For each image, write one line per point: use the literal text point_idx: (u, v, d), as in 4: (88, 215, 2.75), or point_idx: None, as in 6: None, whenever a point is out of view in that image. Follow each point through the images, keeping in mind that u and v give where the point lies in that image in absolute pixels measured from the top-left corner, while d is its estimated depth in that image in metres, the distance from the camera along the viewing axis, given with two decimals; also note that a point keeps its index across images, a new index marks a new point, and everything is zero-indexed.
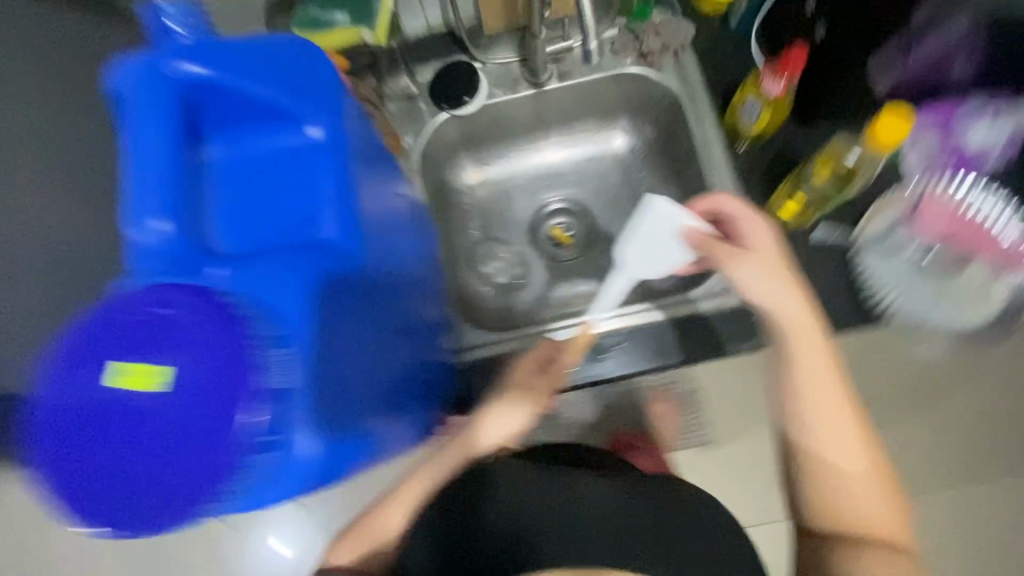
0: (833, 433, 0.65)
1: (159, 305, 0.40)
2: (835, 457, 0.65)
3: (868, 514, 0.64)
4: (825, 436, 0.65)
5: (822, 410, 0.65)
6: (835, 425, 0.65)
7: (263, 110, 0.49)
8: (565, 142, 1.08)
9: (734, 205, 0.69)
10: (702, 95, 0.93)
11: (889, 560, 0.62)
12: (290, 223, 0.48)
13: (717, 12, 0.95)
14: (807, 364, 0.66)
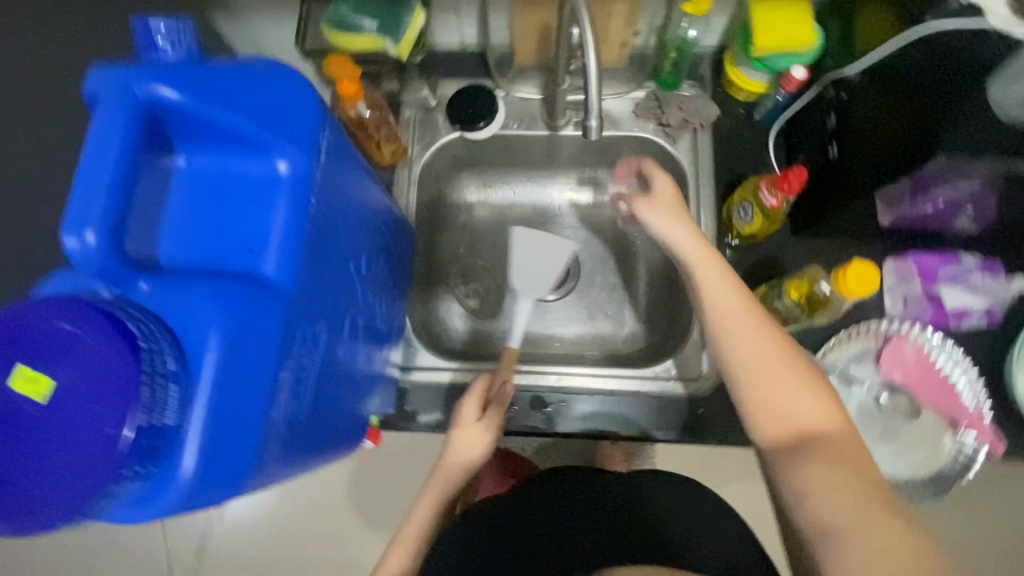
0: (757, 374, 0.62)
1: (79, 334, 0.36)
2: (771, 393, 0.62)
3: (836, 445, 0.59)
4: (762, 375, 0.62)
5: (745, 347, 0.63)
6: (763, 358, 0.63)
7: (234, 136, 0.44)
8: (568, 186, 1.08)
9: (651, 168, 0.78)
10: (709, 177, 0.92)
11: (842, 473, 0.56)
12: (237, 257, 0.44)
13: (750, 99, 0.93)
14: (725, 290, 0.67)
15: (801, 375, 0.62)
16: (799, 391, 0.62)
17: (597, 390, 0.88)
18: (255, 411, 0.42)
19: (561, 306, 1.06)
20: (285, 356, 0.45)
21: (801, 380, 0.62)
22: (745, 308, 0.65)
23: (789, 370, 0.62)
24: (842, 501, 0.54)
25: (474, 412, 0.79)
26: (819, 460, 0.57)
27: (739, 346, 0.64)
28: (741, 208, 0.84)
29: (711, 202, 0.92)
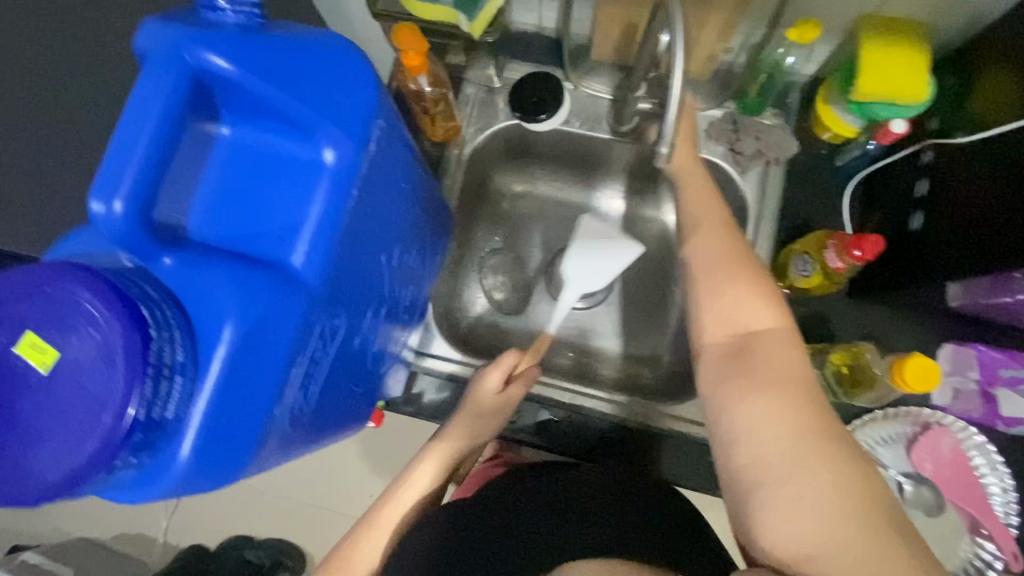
0: (710, 277, 0.63)
1: (89, 311, 0.33)
2: (713, 295, 0.63)
3: (782, 364, 0.57)
4: (715, 279, 0.63)
5: (711, 251, 0.65)
6: (717, 263, 0.64)
7: (282, 114, 0.41)
8: (617, 193, 1.03)
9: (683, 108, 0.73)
10: (771, 216, 0.86)
11: (786, 405, 0.55)
12: (268, 242, 0.42)
13: (835, 141, 0.85)
14: (721, 246, 0.65)
15: (753, 283, 0.62)
16: (741, 290, 0.62)
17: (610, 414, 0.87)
18: (261, 407, 0.40)
19: (588, 316, 1.03)
20: (300, 352, 0.43)
21: (750, 288, 0.62)
22: (716, 215, 0.67)
23: (743, 277, 0.62)
24: (780, 438, 0.53)
25: (498, 379, 0.77)
26: (761, 389, 0.56)
27: (703, 251, 0.65)
28: (801, 258, 0.78)
29: (769, 243, 0.85)
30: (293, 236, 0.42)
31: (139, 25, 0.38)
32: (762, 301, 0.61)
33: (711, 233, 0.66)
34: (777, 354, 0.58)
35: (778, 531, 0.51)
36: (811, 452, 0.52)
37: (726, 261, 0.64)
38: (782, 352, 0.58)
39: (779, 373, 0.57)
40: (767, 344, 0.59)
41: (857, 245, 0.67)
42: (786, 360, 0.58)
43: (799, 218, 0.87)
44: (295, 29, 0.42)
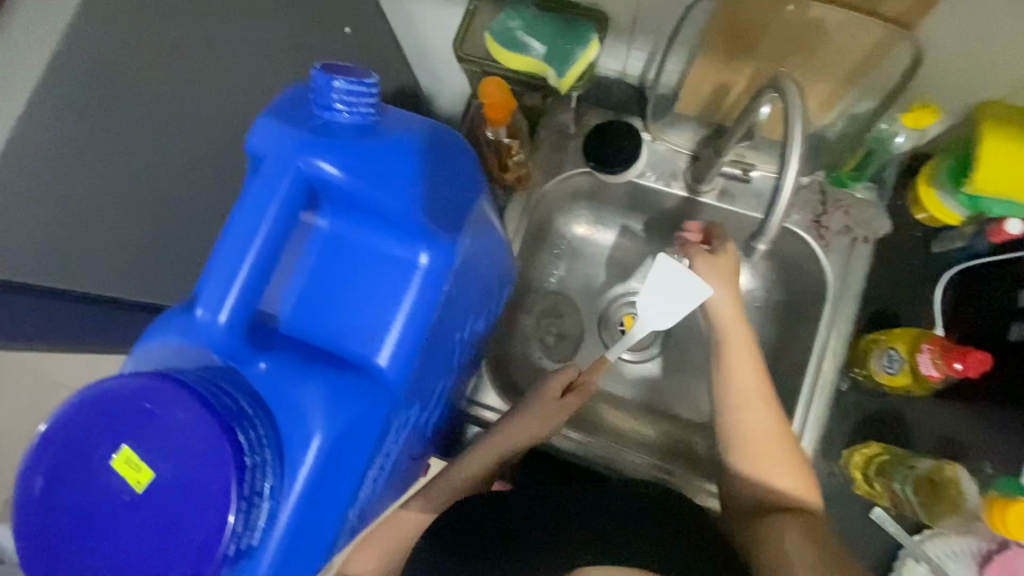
0: (750, 446, 0.71)
1: (189, 430, 0.32)
2: (752, 460, 0.70)
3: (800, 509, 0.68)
4: (759, 456, 0.70)
5: (749, 422, 0.71)
6: (759, 423, 0.71)
7: (383, 215, 0.40)
8: None
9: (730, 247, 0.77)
10: (854, 298, 0.80)
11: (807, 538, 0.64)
12: (356, 341, 0.41)
13: (932, 223, 0.81)
14: (752, 400, 0.72)
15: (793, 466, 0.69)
16: (780, 463, 0.69)
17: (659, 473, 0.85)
18: (336, 514, 0.39)
19: (640, 371, 0.98)
20: (376, 455, 0.42)
21: (788, 460, 0.69)
22: (764, 396, 0.72)
23: (786, 465, 0.69)
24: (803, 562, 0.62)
25: (559, 387, 0.78)
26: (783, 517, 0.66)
27: (750, 430, 0.71)
28: (886, 354, 0.73)
29: (849, 327, 0.80)
30: (380, 336, 0.41)
31: (253, 123, 0.38)
32: (796, 477, 0.69)
33: (759, 412, 0.71)
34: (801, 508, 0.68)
35: None
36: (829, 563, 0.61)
37: (769, 444, 0.70)
38: (808, 514, 0.67)
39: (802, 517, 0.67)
40: (797, 509, 0.67)
41: (961, 355, 0.65)
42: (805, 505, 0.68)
43: (884, 302, 0.81)
44: (402, 128, 0.41)
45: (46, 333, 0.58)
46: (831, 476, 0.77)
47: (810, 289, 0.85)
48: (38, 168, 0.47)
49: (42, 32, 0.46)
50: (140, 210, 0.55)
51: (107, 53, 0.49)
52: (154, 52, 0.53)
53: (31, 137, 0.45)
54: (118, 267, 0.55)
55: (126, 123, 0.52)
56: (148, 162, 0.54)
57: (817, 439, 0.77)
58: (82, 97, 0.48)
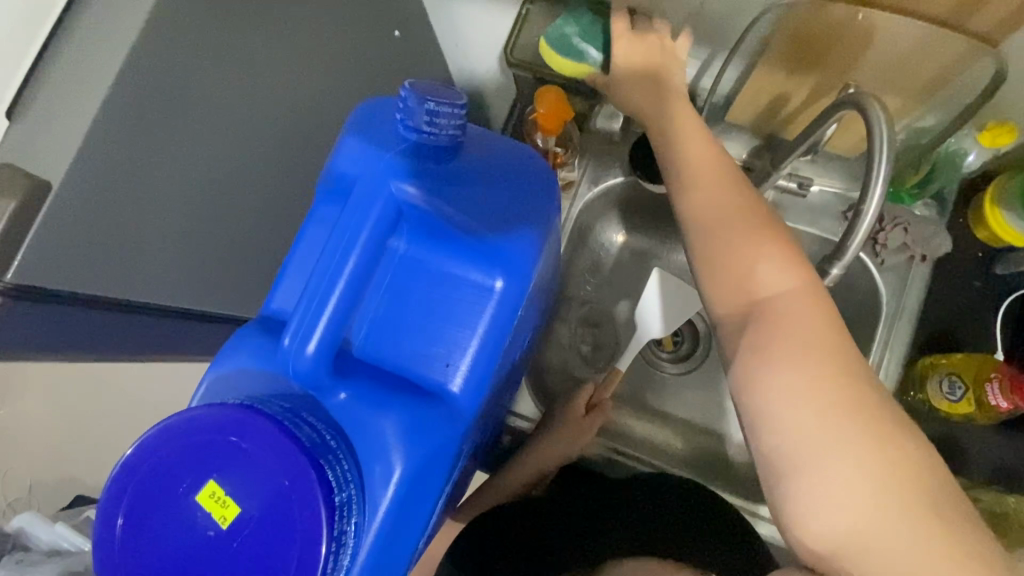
0: (709, 247, 0.56)
1: (277, 464, 0.32)
2: (722, 267, 0.55)
3: (803, 327, 0.48)
4: (724, 256, 0.54)
5: (705, 215, 0.58)
6: (709, 210, 0.58)
7: (463, 238, 0.39)
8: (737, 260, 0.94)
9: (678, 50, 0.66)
10: (910, 319, 0.78)
11: (816, 380, 0.45)
12: (431, 369, 0.39)
13: (994, 243, 0.78)
14: (702, 191, 0.59)
15: (781, 268, 0.52)
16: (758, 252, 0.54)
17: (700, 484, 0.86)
18: (411, 544, 0.38)
19: (676, 383, 0.96)
20: (449, 484, 0.41)
21: (778, 257, 0.53)
22: (730, 195, 0.57)
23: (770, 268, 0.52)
24: (801, 417, 0.44)
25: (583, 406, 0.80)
26: (776, 351, 0.48)
27: (717, 242, 0.56)
28: (947, 380, 0.72)
29: (904, 349, 0.77)
30: (455, 363, 0.40)
31: (338, 146, 0.39)
32: (773, 264, 0.52)
33: (708, 196, 0.58)
34: (804, 320, 0.49)
35: (816, 515, 0.43)
36: (845, 416, 0.43)
37: (741, 239, 0.54)
38: (814, 329, 0.48)
39: (809, 342, 0.47)
40: (780, 311, 0.50)
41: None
42: (817, 325, 0.48)
43: (940, 324, 0.78)
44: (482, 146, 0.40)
45: (98, 342, 0.57)
46: None
47: (862, 307, 0.82)
48: (105, 182, 0.45)
49: (108, 39, 0.44)
50: (192, 217, 0.54)
51: (172, 59, 0.47)
52: (214, 55, 0.51)
53: (101, 148, 0.44)
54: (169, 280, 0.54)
55: (183, 130, 0.50)
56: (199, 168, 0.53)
57: None
58: (147, 105, 0.46)
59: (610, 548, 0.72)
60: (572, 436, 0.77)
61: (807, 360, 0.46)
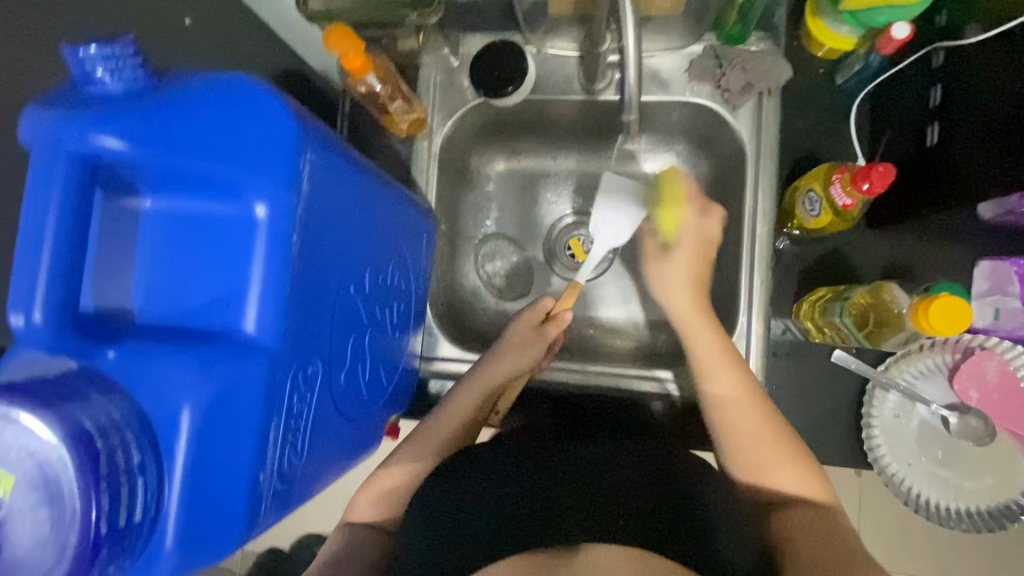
0: (704, 358, 0.69)
1: (32, 430, 0.32)
2: (727, 402, 0.68)
3: (757, 418, 0.67)
4: (721, 394, 0.68)
5: (696, 334, 0.70)
6: (700, 333, 0.70)
7: (196, 176, 0.39)
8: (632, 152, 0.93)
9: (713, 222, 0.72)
10: (771, 151, 0.78)
11: (767, 440, 0.66)
12: (215, 312, 0.40)
13: (833, 57, 0.78)
14: (679, 302, 0.72)
15: (748, 392, 0.68)
16: (722, 372, 0.68)
17: (633, 375, 0.81)
18: (239, 477, 0.39)
19: (595, 287, 0.92)
20: (274, 414, 0.41)
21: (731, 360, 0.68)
22: (725, 359, 0.68)
23: (763, 426, 0.66)
24: (768, 456, 0.66)
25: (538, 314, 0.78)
26: (744, 422, 0.67)
27: (725, 401, 0.68)
28: (807, 198, 0.72)
29: (774, 183, 0.78)
30: (238, 300, 0.40)
31: (23, 115, 0.36)
32: (743, 389, 0.68)
33: (722, 377, 0.68)
34: (747, 422, 0.67)
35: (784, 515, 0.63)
36: (787, 455, 0.66)
37: (743, 409, 0.67)
38: (758, 417, 0.67)
39: (758, 420, 0.67)
40: (729, 399, 0.68)
41: (865, 177, 0.63)
42: (751, 420, 0.67)
43: (802, 147, 0.79)
44: (189, 79, 0.39)
45: None
46: (788, 330, 0.77)
47: (730, 157, 0.83)
48: None
49: None
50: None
51: None
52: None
53: None
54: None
55: None
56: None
57: (767, 298, 0.77)
58: None
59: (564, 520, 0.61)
60: (528, 352, 0.76)
61: (760, 426, 0.67)
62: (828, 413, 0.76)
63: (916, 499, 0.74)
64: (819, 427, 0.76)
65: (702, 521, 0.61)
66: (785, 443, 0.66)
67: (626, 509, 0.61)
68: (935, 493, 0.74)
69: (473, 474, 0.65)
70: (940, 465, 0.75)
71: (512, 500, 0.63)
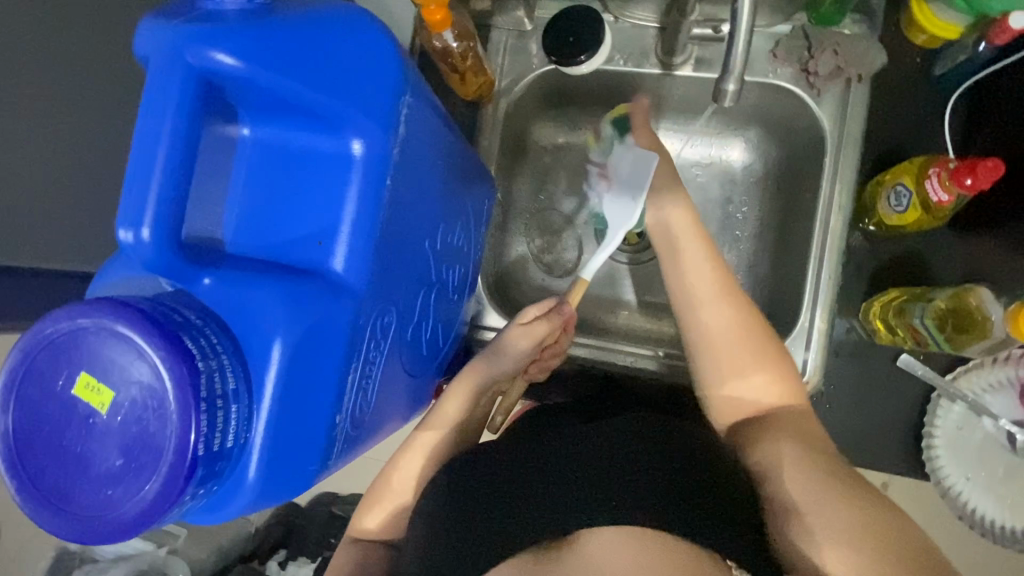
0: (720, 351, 0.63)
1: (137, 346, 0.32)
2: (739, 381, 0.63)
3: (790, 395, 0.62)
4: (734, 374, 0.63)
5: (710, 326, 0.64)
6: (716, 325, 0.64)
7: (299, 108, 0.38)
8: (699, 134, 0.90)
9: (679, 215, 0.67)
10: (854, 143, 0.74)
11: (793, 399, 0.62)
12: (306, 249, 0.39)
13: (931, 45, 0.74)
14: (694, 285, 0.65)
15: (741, 321, 0.63)
16: (747, 366, 0.63)
17: (644, 354, 0.80)
18: (321, 414, 0.38)
19: (642, 271, 0.90)
20: (354, 357, 0.41)
21: (754, 348, 0.62)
22: (746, 341, 0.63)
23: (745, 346, 0.63)
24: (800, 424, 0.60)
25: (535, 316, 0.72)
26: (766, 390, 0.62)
27: (745, 394, 0.62)
28: (893, 192, 0.69)
29: (852, 175, 0.74)
30: (330, 240, 0.40)
31: (137, 27, 0.35)
32: (733, 313, 0.64)
33: (749, 369, 0.62)
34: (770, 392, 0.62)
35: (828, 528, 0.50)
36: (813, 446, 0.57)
37: (736, 339, 0.63)
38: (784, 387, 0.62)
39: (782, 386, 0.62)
40: (753, 381, 0.62)
41: (969, 170, 0.61)
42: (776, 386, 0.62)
43: (887, 140, 0.75)
44: (299, 6, 0.38)
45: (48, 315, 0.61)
46: (853, 330, 0.74)
47: (808, 146, 0.80)
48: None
49: None
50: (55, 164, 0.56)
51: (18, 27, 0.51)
52: (62, 15, 0.55)
53: None
54: (83, 241, 0.57)
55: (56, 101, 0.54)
56: (67, 112, 0.55)
57: (835, 295, 0.73)
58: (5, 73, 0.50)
59: (573, 509, 0.50)
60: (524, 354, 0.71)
61: (784, 384, 0.62)
62: (885, 421, 0.73)
63: (971, 514, 0.72)
64: (875, 434, 0.73)
65: (719, 490, 0.53)
66: (758, 341, 0.63)
67: (639, 488, 0.50)
68: (992, 510, 0.72)
69: (482, 463, 0.58)
70: (999, 482, 0.72)
71: (515, 485, 0.54)
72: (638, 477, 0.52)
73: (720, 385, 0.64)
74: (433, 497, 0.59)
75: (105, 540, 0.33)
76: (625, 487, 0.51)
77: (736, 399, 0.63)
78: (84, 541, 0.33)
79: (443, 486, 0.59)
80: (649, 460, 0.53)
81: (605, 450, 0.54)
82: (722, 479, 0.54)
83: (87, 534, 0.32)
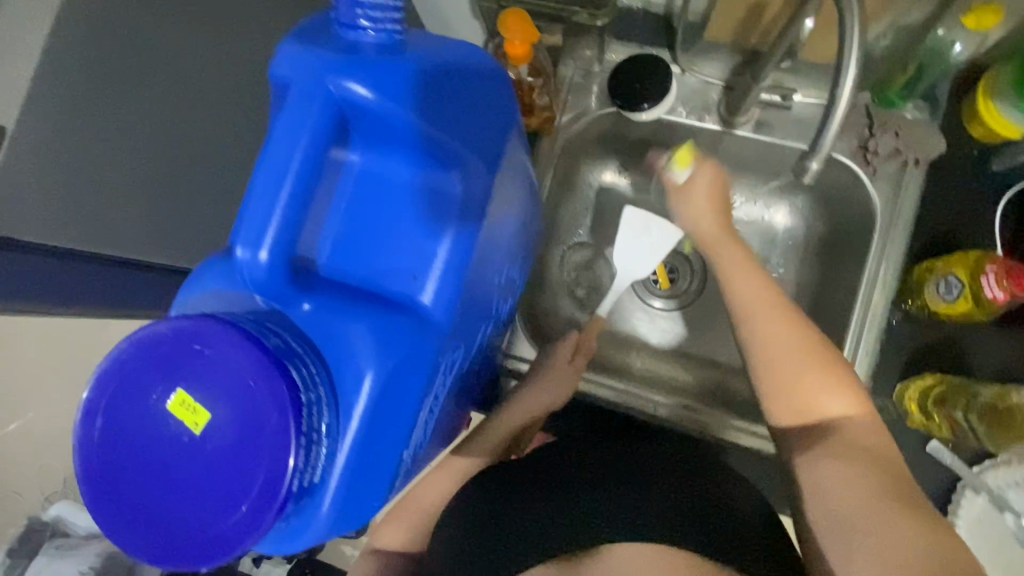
0: (775, 350, 0.56)
1: (240, 369, 0.31)
2: (796, 388, 0.55)
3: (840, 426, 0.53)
4: (796, 379, 0.55)
5: (764, 329, 0.57)
6: (774, 326, 0.57)
7: (414, 143, 0.38)
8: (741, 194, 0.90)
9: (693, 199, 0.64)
10: (903, 224, 0.75)
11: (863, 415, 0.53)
12: (399, 282, 0.39)
13: (989, 140, 0.76)
14: (739, 283, 0.60)
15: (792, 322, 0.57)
16: (814, 374, 0.54)
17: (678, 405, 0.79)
18: (394, 450, 0.38)
19: (670, 316, 0.90)
20: (428, 393, 0.40)
21: (819, 356, 0.55)
22: (805, 344, 0.56)
23: (807, 348, 0.55)
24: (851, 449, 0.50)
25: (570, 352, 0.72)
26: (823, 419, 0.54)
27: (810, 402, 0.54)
28: (944, 281, 0.70)
29: (898, 253, 0.75)
30: (423, 273, 0.39)
31: (277, 49, 0.35)
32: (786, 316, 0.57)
33: (811, 377, 0.54)
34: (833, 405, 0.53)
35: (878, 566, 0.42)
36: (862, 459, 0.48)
37: (796, 341, 0.56)
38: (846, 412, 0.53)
39: (847, 400, 0.53)
40: (815, 395, 0.54)
41: None
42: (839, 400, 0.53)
43: (937, 227, 0.76)
44: (427, 43, 0.38)
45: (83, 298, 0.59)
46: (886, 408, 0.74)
47: (856, 220, 0.80)
48: None
49: None
50: None
51: None
52: None
53: None
54: None
55: None
56: None
57: (869, 371, 0.74)
58: None
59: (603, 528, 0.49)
60: (558, 386, 0.70)
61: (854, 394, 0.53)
62: None
63: None
64: None
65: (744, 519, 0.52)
66: (814, 343, 0.56)
67: (668, 513, 0.50)
68: None
69: (508, 486, 0.57)
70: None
71: (542, 505, 0.53)
72: (673, 503, 0.51)
73: (777, 392, 0.56)
74: (455, 518, 0.58)
75: (177, 564, 0.32)
76: (655, 514, 0.50)
77: (796, 405, 0.55)
78: (154, 562, 0.32)
79: (465, 507, 0.58)
80: (677, 487, 0.53)
81: (634, 477, 0.54)
82: (744, 507, 0.54)
83: (161, 556, 0.32)
